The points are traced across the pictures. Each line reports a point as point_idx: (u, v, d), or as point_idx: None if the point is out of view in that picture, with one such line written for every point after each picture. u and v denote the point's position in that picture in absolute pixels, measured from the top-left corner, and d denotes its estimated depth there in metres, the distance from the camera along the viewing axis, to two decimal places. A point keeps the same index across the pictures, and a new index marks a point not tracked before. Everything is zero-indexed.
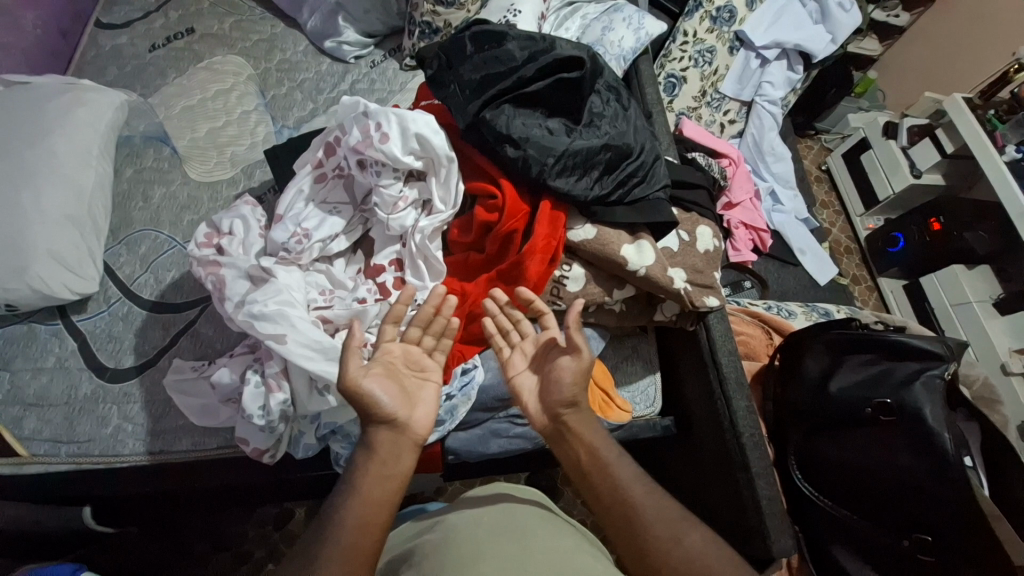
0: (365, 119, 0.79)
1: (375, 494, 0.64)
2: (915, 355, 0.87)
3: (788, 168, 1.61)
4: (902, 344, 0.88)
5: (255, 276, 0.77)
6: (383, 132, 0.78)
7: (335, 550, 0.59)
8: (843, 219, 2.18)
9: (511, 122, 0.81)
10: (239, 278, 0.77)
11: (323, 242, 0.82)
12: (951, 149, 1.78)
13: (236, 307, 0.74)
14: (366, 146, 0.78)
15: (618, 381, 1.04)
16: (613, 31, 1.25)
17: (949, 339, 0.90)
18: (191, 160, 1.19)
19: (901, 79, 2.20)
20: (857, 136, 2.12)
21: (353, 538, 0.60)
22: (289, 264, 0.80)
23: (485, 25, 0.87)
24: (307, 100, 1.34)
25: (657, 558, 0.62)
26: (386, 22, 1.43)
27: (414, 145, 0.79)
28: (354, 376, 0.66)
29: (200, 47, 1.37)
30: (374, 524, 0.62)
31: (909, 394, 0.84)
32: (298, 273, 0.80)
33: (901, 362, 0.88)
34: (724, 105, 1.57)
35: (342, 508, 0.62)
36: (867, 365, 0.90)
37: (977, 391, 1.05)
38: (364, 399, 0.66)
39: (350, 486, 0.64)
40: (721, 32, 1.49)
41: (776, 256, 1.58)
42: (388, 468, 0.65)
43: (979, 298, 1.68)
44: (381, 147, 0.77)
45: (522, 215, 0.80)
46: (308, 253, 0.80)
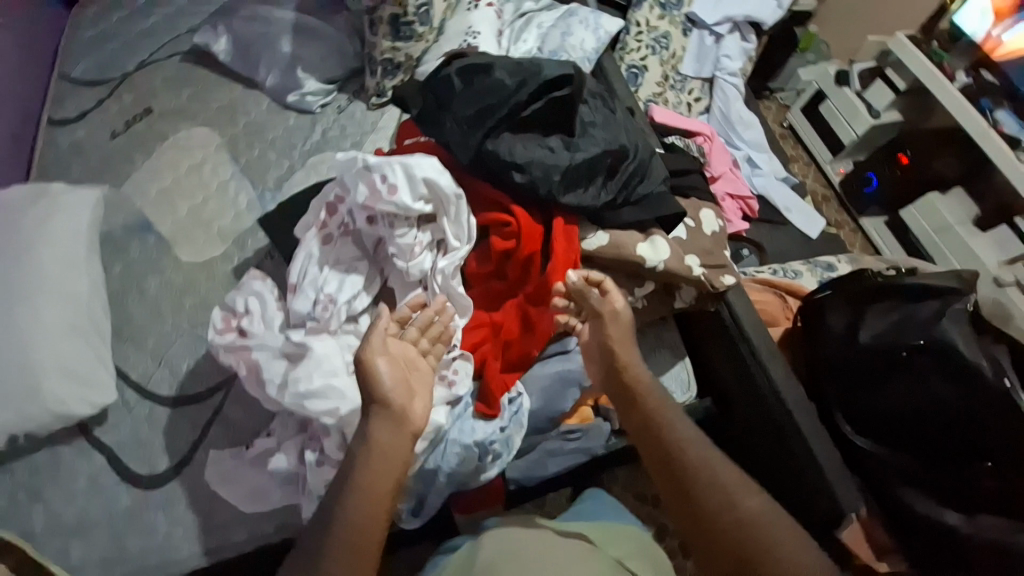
0: (368, 174, 0.77)
1: (378, 489, 0.63)
2: (936, 293, 0.91)
3: (758, 134, 1.66)
4: (913, 286, 0.92)
5: (291, 353, 0.74)
6: (389, 183, 0.76)
7: (340, 550, 0.60)
8: (814, 168, 2.22)
9: (511, 150, 0.82)
10: (273, 357, 0.74)
11: (347, 303, 0.79)
12: (903, 86, 1.93)
13: (280, 390, 0.72)
14: (375, 200, 0.76)
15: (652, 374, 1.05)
16: (573, 35, 1.30)
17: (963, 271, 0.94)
18: (178, 244, 1.18)
19: (839, 28, 2.32)
20: (812, 89, 2.20)
21: (354, 534, 0.60)
22: (319, 333, 0.76)
23: (467, 59, 0.87)
24: (282, 158, 1.34)
25: (712, 512, 0.66)
26: (344, 65, 1.43)
27: (422, 189, 0.78)
28: (371, 352, 0.69)
29: (162, 125, 1.35)
30: (376, 526, 0.62)
31: (938, 328, 0.87)
32: (330, 340, 0.75)
33: (924, 302, 0.91)
34: (688, 85, 1.61)
35: (349, 508, 0.61)
36: (889, 312, 0.93)
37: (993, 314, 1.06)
38: (369, 377, 0.68)
39: (350, 481, 0.63)
40: (672, 16, 1.54)
41: (764, 219, 1.61)
42: (386, 464, 0.64)
43: (960, 220, 1.79)
44: (390, 199, 0.76)
45: (536, 239, 0.81)
46: (336, 317, 0.77)
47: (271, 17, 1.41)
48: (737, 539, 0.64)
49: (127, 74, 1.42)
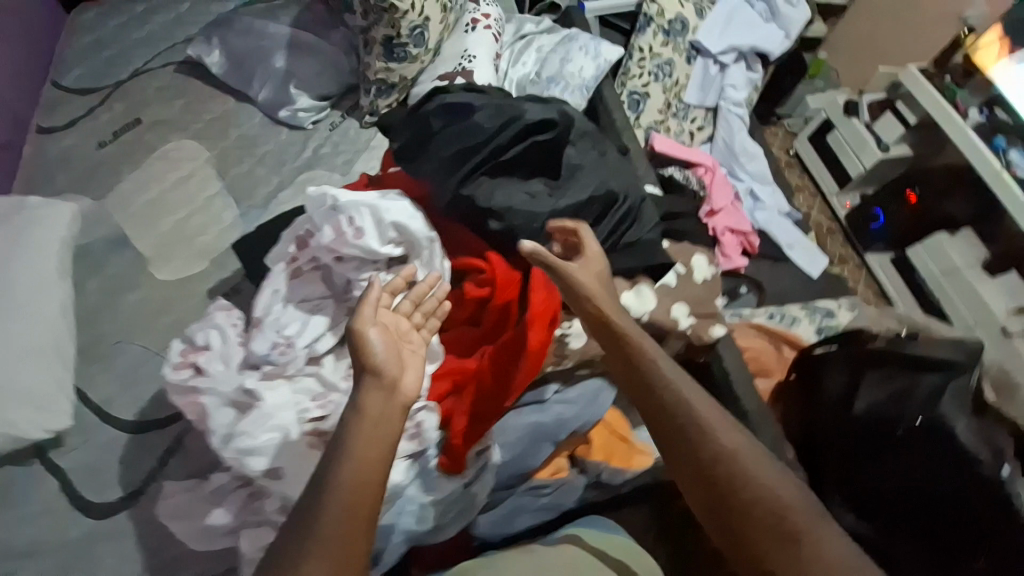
0: (335, 216, 0.73)
1: (372, 452, 0.58)
2: (938, 366, 0.89)
3: (761, 166, 1.61)
4: (920, 356, 0.90)
5: (240, 402, 0.71)
6: (357, 227, 0.73)
7: (332, 515, 0.54)
8: (820, 199, 2.20)
9: (490, 195, 0.79)
10: (222, 404, 0.70)
11: (308, 346, 0.75)
12: (914, 121, 1.86)
13: (223, 442, 0.67)
14: (341, 243, 0.73)
15: (632, 425, 0.99)
16: (572, 63, 1.28)
17: (966, 342, 0.92)
18: (156, 262, 1.14)
19: (850, 56, 2.29)
20: (820, 119, 2.17)
21: (348, 498, 0.55)
22: (274, 378, 0.73)
23: (447, 97, 0.86)
24: (271, 174, 1.30)
25: (729, 487, 0.64)
26: (339, 81, 1.40)
27: (392, 234, 0.75)
28: (362, 321, 0.65)
29: (151, 136, 1.32)
30: (370, 485, 0.56)
31: (939, 410, 0.86)
32: (284, 388, 0.71)
33: (924, 374, 0.89)
34: (691, 114, 1.57)
35: (336, 471, 0.56)
36: (890, 380, 0.90)
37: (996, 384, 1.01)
38: (360, 343, 0.63)
39: (341, 446, 0.57)
40: (676, 43, 1.50)
41: (766, 255, 1.56)
42: (378, 429, 0.59)
43: (968, 262, 1.75)
44: (357, 243, 0.72)
45: (512, 287, 0.78)
46: (295, 362, 0.74)
47: (266, 31, 1.39)
48: (756, 514, 0.62)
49: (120, 83, 1.41)
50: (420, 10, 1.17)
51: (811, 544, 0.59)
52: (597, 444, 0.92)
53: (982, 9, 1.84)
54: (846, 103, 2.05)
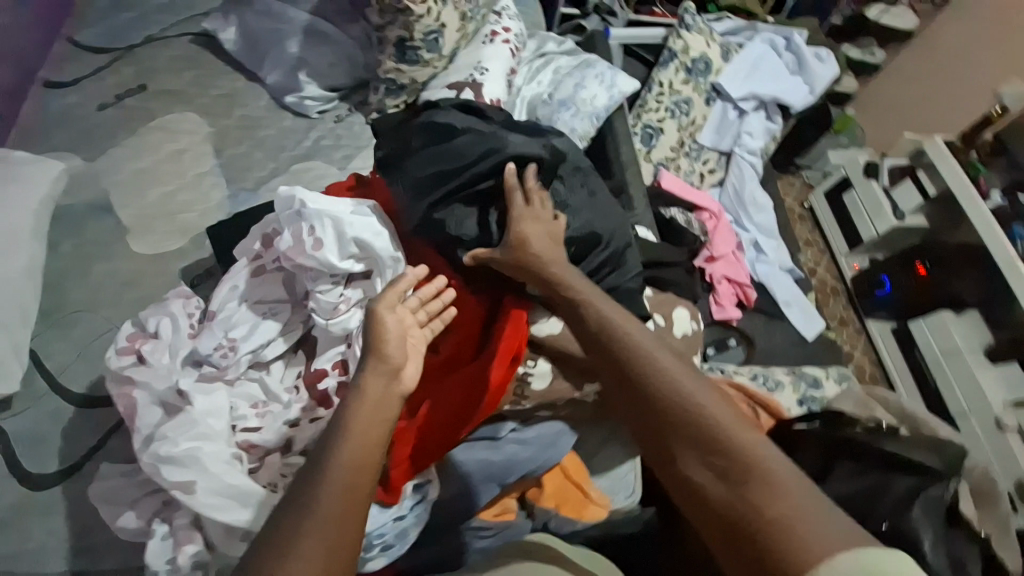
0: (297, 223, 0.71)
1: (372, 431, 0.57)
2: (913, 469, 0.79)
3: (770, 219, 1.56)
4: (892, 454, 0.82)
5: (171, 403, 0.70)
6: (316, 237, 0.70)
7: (331, 492, 0.52)
8: (829, 257, 2.16)
9: (459, 223, 0.78)
10: (152, 403, 0.69)
11: (254, 351, 0.72)
12: (934, 192, 1.79)
13: (144, 443, 0.66)
14: (299, 252, 0.70)
15: (591, 470, 0.95)
16: (586, 89, 1.25)
17: (950, 448, 0.83)
18: (133, 234, 1.10)
19: (878, 117, 2.24)
20: (839, 176, 2.13)
21: (346, 477, 0.53)
22: (211, 381, 0.70)
23: (433, 117, 0.84)
24: (268, 159, 1.26)
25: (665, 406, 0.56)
26: (352, 75, 1.37)
27: (354, 249, 0.71)
28: (378, 307, 0.68)
29: (154, 104, 1.29)
30: (369, 467, 0.55)
31: (906, 517, 0.75)
32: (222, 392, 0.68)
33: (896, 474, 0.80)
34: (704, 155, 1.53)
35: (338, 447, 0.55)
36: (858, 475, 0.82)
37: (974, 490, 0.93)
38: (376, 326, 0.66)
39: (343, 428, 0.57)
40: (697, 83, 1.47)
41: (761, 310, 1.51)
42: (378, 410, 0.60)
43: (970, 346, 1.69)
44: (313, 255, 0.69)
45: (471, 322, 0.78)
46: (236, 366, 0.71)
47: (285, 15, 1.36)
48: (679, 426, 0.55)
49: (132, 46, 1.38)
50: (437, 15, 1.16)
51: (754, 476, 0.49)
52: (547, 488, 0.88)
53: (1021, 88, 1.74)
54: (867, 164, 2.01)
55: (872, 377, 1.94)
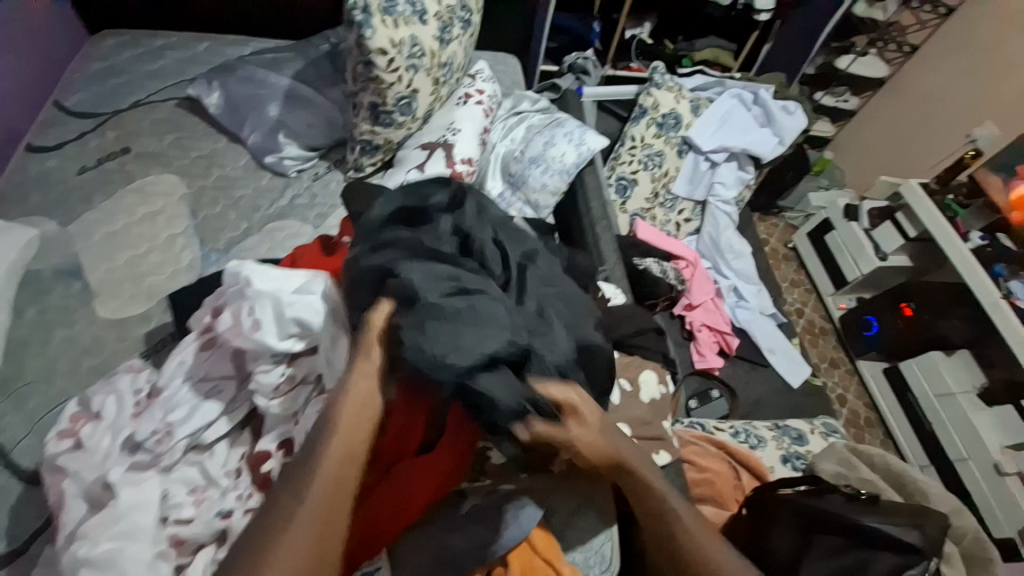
0: (239, 304, 0.73)
1: (352, 438, 0.64)
2: (895, 547, 0.79)
3: (748, 264, 1.57)
4: (876, 530, 0.80)
5: (97, 496, 0.69)
6: (255, 319, 0.71)
7: (315, 501, 0.60)
8: (816, 297, 2.15)
9: (460, 357, 0.66)
10: (78, 495, 0.70)
11: (191, 434, 0.73)
12: (914, 234, 1.79)
13: (67, 540, 0.66)
14: (237, 333, 0.72)
15: (566, 543, 0.90)
16: (554, 147, 1.29)
17: (930, 517, 0.82)
18: (102, 295, 1.08)
19: (856, 159, 2.29)
20: (819, 217, 2.13)
21: (330, 487, 0.61)
22: (144, 468, 0.71)
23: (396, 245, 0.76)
24: (242, 219, 1.26)
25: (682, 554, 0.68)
26: (330, 135, 1.39)
27: (293, 328, 0.72)
28: (375, 325, 0.68)
29: (134, 167, 1.27)
30: (348, 477, 0.63)
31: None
32: (153, 481, 0.69)
33: (879, 552, 0.80)
34: (678, 205, 1.56)
35: (321, 459, 0.62)
36: (839, 552, 0.81)
37: (952, 554, 0.90)
38: (367, 346, 0.67)
39: (328, 434, 0.63)
40: (669, 137, 1.50)
41: (744, 357, 1.48)
42: (361, 417, 0.65)
43: (963, 387, 1.64)
44: (251, 336, 0.71)
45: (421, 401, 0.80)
46: (170, 453, 0.72)
47: (266, 81, 1.38)
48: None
49: (118, 111, 1.36)
50: (409, 82, 1.15)
51: None
52: (516, 565, 0.82)
53: (992, 128, 1.83)
54: (846, 207, 2.01)
55: (868, 421, 1.88)
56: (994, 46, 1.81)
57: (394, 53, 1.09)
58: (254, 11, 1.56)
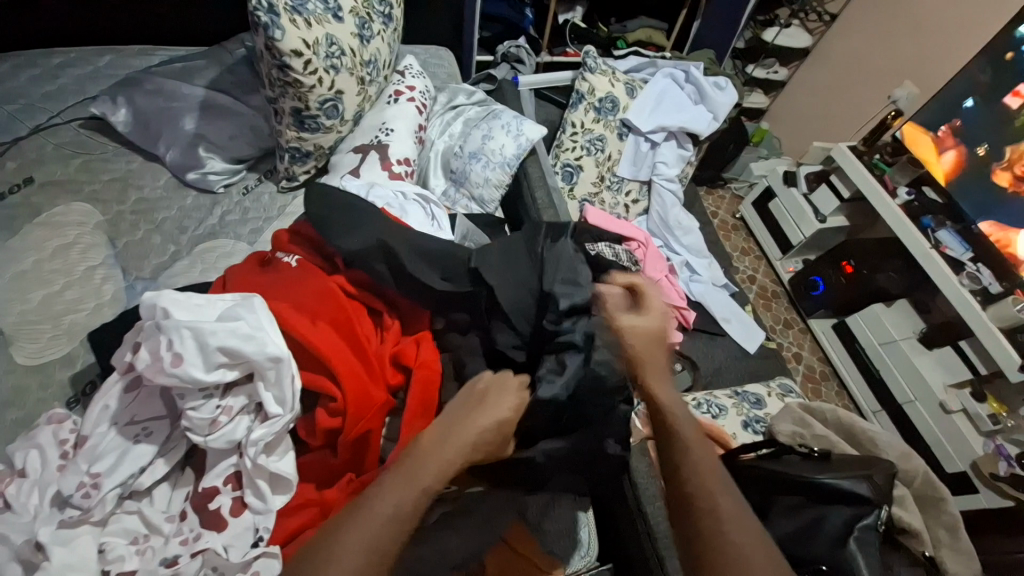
0: (156, 338, 0.67)
1: (422, 479, 0.60)
2: (849, 499, 0.83)
3: (697, 239, 1.62)
4: (831, 487, 0.83)
5: (24, 560, 0.63)
6: (175, 352, 0.66)
7: (363, 539, 0.55)
8: (765, 263, 2.23)
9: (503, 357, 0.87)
10: (9, 559, 0.64)
11: (124, 483, 0.68)
12: (848, 194, 1.89)
13: None
14: (157, 370, 0.66)
15: (545, 538, 0.88)
16: (493, 139, 1.27)
17: (877, 467, 0.87)
18: (15, 342, 0.96)
19: (790, 128, 2.38)
20: (761, 185, 2.21)
21: (382, 526, 0.57)
22: (76, 524, 0.66)
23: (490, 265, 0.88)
24: (168, 242, 1.18)
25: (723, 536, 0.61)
26: (257, 145, 1.32)
27: (221, 358, 0.67)
28: (492, 384, 0.72)
29: (39, 198, 1.15)
30: (403, 520, 0.58)
31: (844, 552, 0.80)
32: (87, 537, 0.65)
33: (833, 506, 0.83)
34: (625, 187, 1.58)
35: (385, 493, 0.59)
36: (798, 510, 0.85)
37: (904, 496, 0.96)
38: (481, 395, 0.70)
39: (404, 469, 0.61)
40: (607, 121, 1.50)
41: (701, 329, 1.52)
42: (439, 456, 0.63)
43: (904, 334, 1.74)
44: (173, 371, 0.65)
45: (369, 416, 0.76)
46: (101, 506, 0.66)
47: (179, 92, 1.29)
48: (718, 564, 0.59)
49: (16, 139, 1.22)
50: (331, 83, 1.10)
51: None
52: (492, 566, 0.84)
53: (911, 89, 1.89)
54: (785, 173, 2.09)
55: (823, 375, 1.97)
56: (903, 9, 1.90)
57: (310, 53, 1.03)
58: (159, 20, 1.45)
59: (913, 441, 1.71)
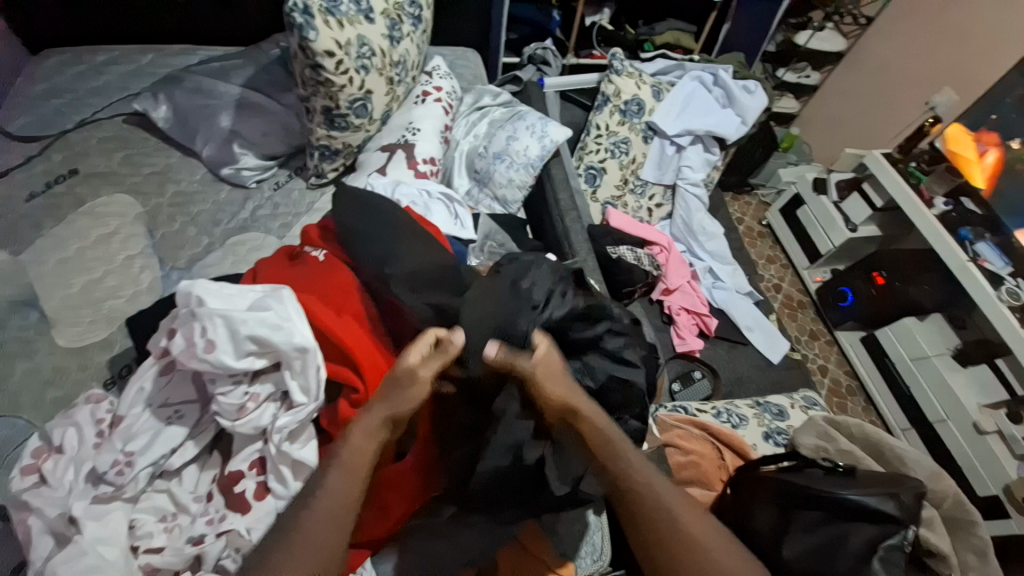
0: (190, 325, 0.70)
1: (355, 458, 0.63)
2: (873, 517, 0.80)
3: (721, 245, 1.58)
4: (855, 503, 0.81)
5: (63, 531, 0.67)
6: (208, 339, 0.69)
7: (315, 532, 0.58)
8: (792, 272, 2.18)
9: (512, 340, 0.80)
10: (47, 529, 0.67)
11: (155, 463, 0.71)
12: (880, 204, 1.83)
13: None
14: (190, 355, 0.69)
15: (559, 540, 0.89)
16: (517, 141, 1.27)
17: (906, 485, 0.85)
18: (59, 324, 1.01)
19: (822, 134, 2.33)
20: (790, 192, 2.16)
21: (329, 510, 0.59)
22: (109, 500, 0.69)
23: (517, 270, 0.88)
24: (202, 234, 1.22)
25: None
26: (288, 142, 1.36)
27: (250, 346, 0.70)
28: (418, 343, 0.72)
29: (84, 189, 1.20)
30: (349, 505, 0.61)
31: (867, 570, 0.78)
32: (119, 513, 0.68)
33: (857, 523, 0.81)
34: (648, 191, 1.57)
35: (328, 482, 0.61)
36: (821, 525, 0.82)
37: (932, 518, 0.92)
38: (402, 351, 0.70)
39: (338, 453, 0.63)
40: (633, 123, 1.50)
41: (723, 337, 1.49)
42: (366, 433, 0.64)
43: (937, 350, 1.67)
44: (205, 357, 0.68)
45: None
46: (134, 483, 0.69)
47: (216, 90, 1.34)
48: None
49: (63, 132, 1.28)
50: (361, 83, 1.13)
51: None
52: (505, 565, 0.84)
53: (951, 95, 1.83)
54: (815, 180, 2.04)
55: (849, 389, 1.92)
56: (942, 13, 1.83)
57: (342, 54, 1.06)
58: (198, 21, 1.51)
59: (943, 462, 1.64)
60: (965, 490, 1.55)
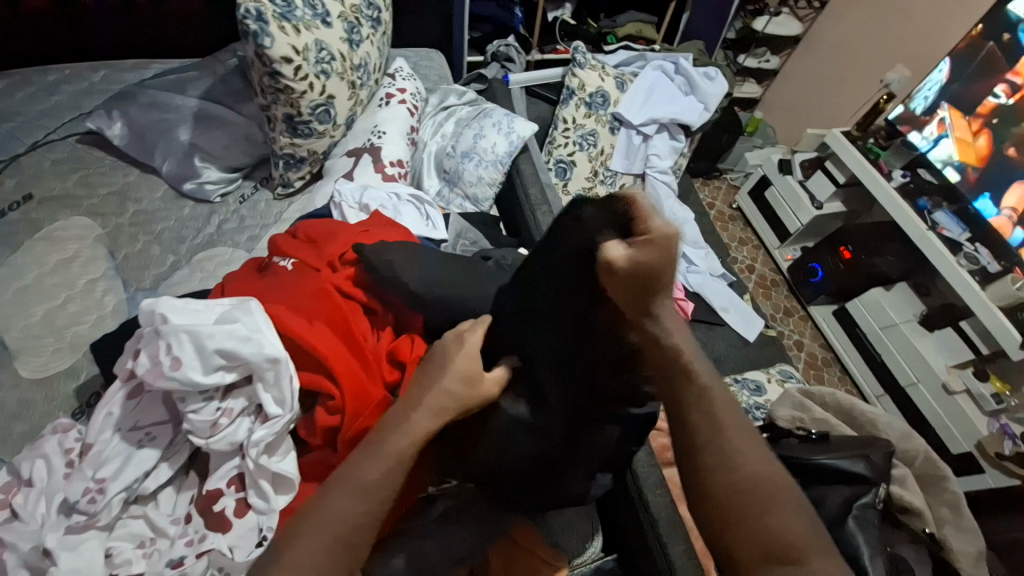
0: (155, 343, 0.69)
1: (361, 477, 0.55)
2: (846, 478, 0.85)
3: (692, 229, 1.61)
4: (828, 466, 0.86)
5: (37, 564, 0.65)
6: (174, 356, 0.67)
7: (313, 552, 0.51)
8: (764, 252, 2.23)
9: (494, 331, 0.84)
10: (20, 564, 0.65)
11: (127, 488, 0.69)
12: (842, 179, 1.90)
13: None
14: (157, 375, 0.68)
15: (553, 530, 0.92)
16: (484, 139, 1.28)
17: (874, 445, 0.89)
18: (21, 356, 0.98)
19: (783, 116, 2.38)
20: (757, 175, 2.21)
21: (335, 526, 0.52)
22: (83, 529, 0.67)
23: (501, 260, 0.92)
24: (167, 253, 1.19)
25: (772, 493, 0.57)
26: (251, 153, 1.33)
27: (219, 360, 0.69)
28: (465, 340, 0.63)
29: (40, 213, 1.16)
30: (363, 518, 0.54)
31: (843, 529, 0.80)
32: (94, 542, 0.67)
33: (834, 485, 0.85)
34: (618, 181, 1.59)
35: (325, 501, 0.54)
36: None
37: (905, 476, 0.96)
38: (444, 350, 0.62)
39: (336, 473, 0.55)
40: (598, 115, 1.51)
41: (700, 319, 1.51)
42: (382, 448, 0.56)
43: (905, 317, 1.73)
44: (173, 375, 0.67)
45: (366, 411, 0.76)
46: (107, 510, 0.67)
47: (172, 104, 1.30)
48: (755, 529, 0.55)
49: (14, 156, 1.23)
50: (322, 89, 1.11)
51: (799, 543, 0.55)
52: (498, 562, 0.84)
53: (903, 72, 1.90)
54: (780, 161, 2.09)
55: (825, 361, 1.97)
56: None
57: (300, 60, 1.05)
58: (150, 34, 1.46)
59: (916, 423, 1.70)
60: (938, 449, 1.62)
